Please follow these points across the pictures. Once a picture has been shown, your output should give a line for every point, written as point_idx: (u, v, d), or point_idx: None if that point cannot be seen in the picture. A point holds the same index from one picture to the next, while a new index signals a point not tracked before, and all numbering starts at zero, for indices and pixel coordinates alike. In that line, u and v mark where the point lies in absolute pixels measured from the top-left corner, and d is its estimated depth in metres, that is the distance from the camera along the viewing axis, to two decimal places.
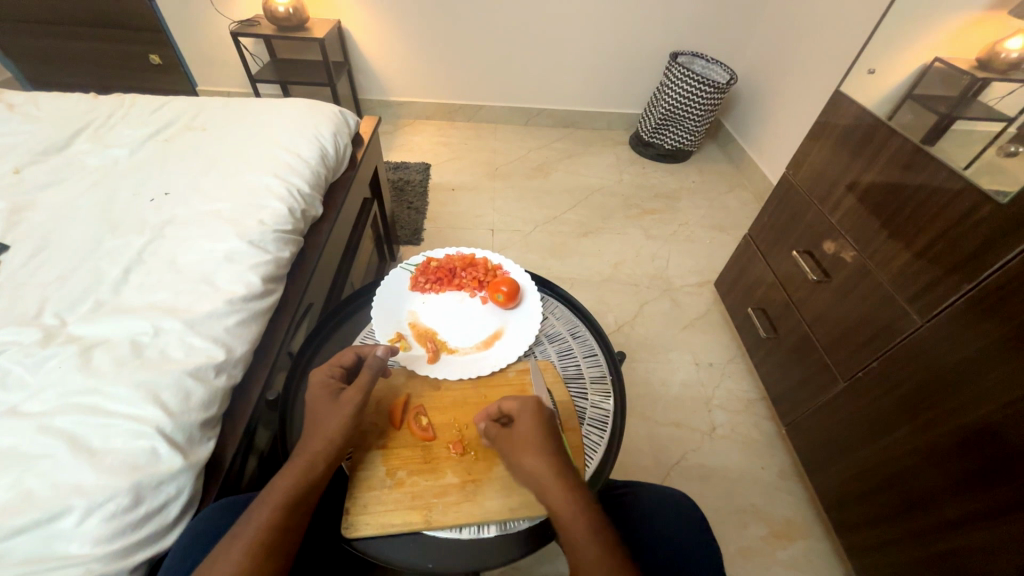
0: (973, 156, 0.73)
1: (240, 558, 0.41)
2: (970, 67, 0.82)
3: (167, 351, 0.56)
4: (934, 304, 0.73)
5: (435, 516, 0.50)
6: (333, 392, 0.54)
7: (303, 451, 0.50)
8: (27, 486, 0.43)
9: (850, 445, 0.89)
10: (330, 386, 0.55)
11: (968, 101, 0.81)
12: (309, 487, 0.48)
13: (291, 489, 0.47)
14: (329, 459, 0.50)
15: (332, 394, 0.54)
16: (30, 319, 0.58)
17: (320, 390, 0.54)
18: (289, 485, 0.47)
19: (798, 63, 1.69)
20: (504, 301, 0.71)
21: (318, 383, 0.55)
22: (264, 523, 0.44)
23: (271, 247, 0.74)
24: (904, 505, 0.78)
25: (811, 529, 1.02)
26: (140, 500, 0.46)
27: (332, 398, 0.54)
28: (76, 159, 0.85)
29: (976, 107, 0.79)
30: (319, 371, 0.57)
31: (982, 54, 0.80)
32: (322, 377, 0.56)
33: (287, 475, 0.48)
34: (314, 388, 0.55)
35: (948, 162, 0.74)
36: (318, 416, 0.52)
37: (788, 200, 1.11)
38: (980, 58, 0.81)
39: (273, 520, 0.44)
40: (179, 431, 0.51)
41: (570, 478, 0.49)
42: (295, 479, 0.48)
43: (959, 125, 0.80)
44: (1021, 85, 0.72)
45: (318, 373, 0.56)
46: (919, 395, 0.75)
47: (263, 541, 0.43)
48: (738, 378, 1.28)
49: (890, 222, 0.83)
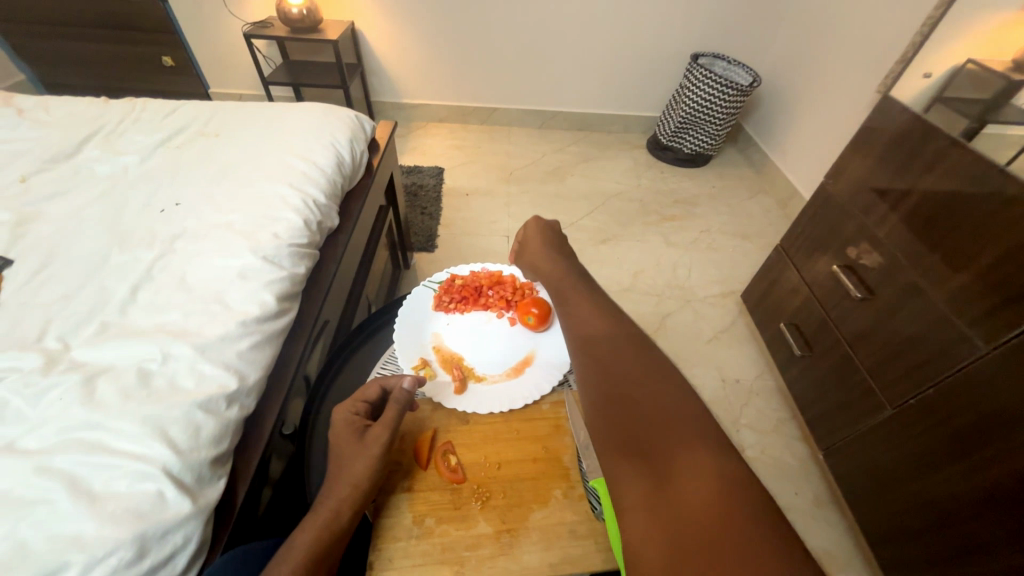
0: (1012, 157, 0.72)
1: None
2: (1004, 68, 0.85)
3: (175, 380, 0.52)
4: (1002, 330, 0.67)
5: (468, 572, 0.43)
6: (357, 431, 0.50)
7: (326, 496, 0.46)
8: (22, 538, 0.39)
9: (898, 477, 0.83)
10: (354, 425, 0.51)
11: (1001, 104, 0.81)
12: (331, 542, 0.43)
13: (312, 544, 0.42)
14: (354, 507, 0.46)
15: (356, 433, 0.50)
16: (31, 342, 0.54)
17: (345, 430, 0.50)
18: (310, 537, 0.43)
19: (825, 64, 1.62)
20: (536, 324, 0.66)
21: (341, 423, 0.51)
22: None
23: (285, 263, 0.69)
24: (966, 547, 0.71)
25: (850, 563, 0.96)
26: (144, 553, 0.41)
27: (357, 438, 0.49)
28: (85, 166, 0.82)
29: None
30: (342, 408, 0.52)
31: (1017, 54, 0.84)
32: (345, 415, 0.51)
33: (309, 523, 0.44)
34: (339, 427, 0.50)
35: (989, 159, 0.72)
36: (343, 458, 0.48)
37: (827, 211, 1.04)
38: (1015, 58, 0.84)
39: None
40: (187, 471, 0.46)
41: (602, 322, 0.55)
42: (318, 531, 0.43)
43: (990, 130, 0.79)
44: None
45: (341, 410, 0.52)
46: (985, 429, 0.68)
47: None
48: (767, 396, 1.23)
49: (948, 237, 0.77)
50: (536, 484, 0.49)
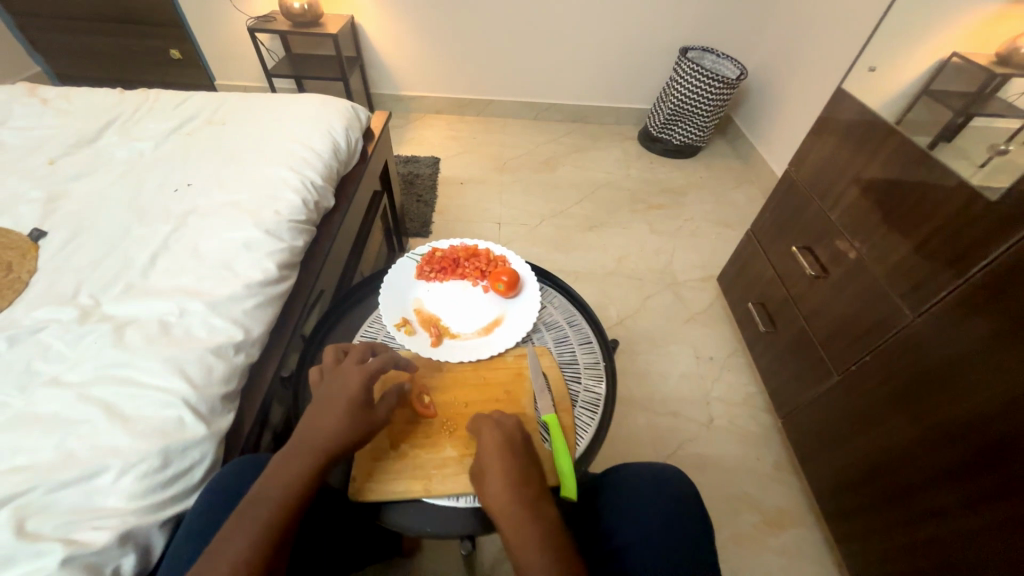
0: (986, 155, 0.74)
1: (246, 545, 0.44)
2: (988, 63, 0.81)
3: (191, 330, 0.61)
4: (926, 299, 0.75)
5: (434, 486, 0.55)
6: (366, 400, 0.56)
7: (313, 438, 0.52)
8: (70, 447, 0.48)
9: (843, 437, 0.91)
10: (365, 394, 0.56)
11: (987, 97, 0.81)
12: (314, 475, 0.50)
13: (300, 476, 0.49)
14: (335, 450, 0.52)
15: (365, 403, 0.56)
16: (68, 299, 0.63)
17: (359, 398, 0.55)
18: (298, 472, 0.50)
19: (808, 58, 1.68)
20: (505, 290, 0.76)
21: (356, 391, 0.55)
22: (271, 510, 0.46)
23: (286, 236, 0.78)
24: (894, 494, 0.80)
25: (804, 519, 1.04)
26: (169, 463, 0.50)
27: (365, 409, 0.55)
28: (105, 151, 0.91)
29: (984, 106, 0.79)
30: (361, 376, 0.57)
31: (1000, 50, 0.79)
32: (363, 385, 0.56)
33: (297, 459, 0.51)
34: (354, 395, 0.55)
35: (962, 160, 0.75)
36: (345, 419, 0.54)
37: (790, 196, 1.11)
38: (998, 54, 0.79)
39: (282, 506, 0.47)
40: (202, 402, 0.55)
41: (518, 483, 0.51)
42: (306, 465, 0.50)
43: (976, 122, 0.80)
44: None
45: (359, 379, 0.56)
46: (911, 387, 0.76)
47: (273, 526, 0.46)
48: (738, 371, 1.30)
49: (889, 217, 0.84)
50: None
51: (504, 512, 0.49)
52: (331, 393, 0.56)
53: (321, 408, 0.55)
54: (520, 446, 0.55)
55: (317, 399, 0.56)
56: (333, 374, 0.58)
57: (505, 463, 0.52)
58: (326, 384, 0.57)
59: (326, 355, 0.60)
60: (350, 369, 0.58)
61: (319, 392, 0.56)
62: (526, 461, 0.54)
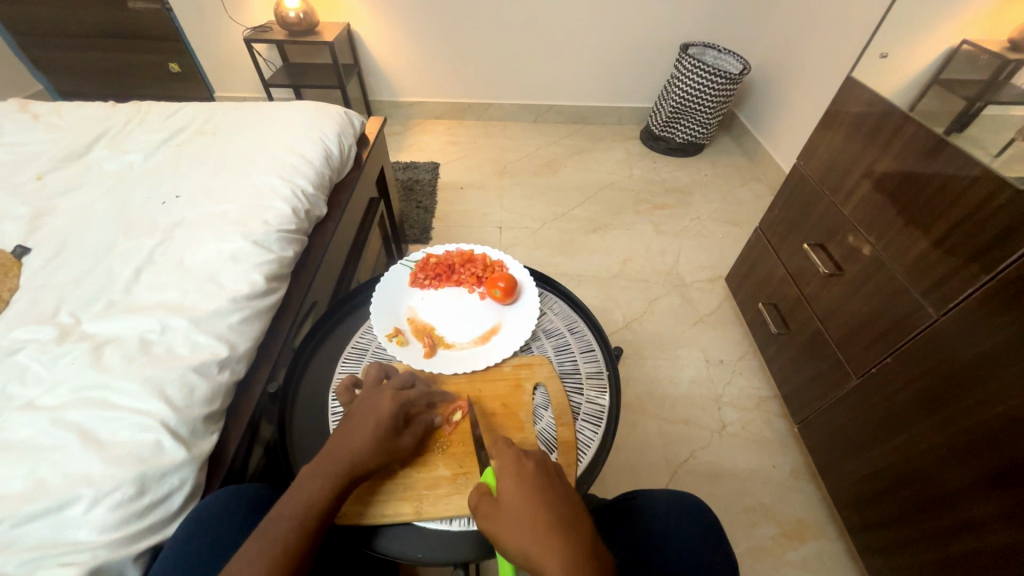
0: (1004, 145, 0.70)
1: (255, 565, 0.43)
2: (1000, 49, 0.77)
3: (172, 348, 0.58)
4: (950, 297, 0.71)
5: (426, 507, 0.55)
6: (395, 426, 0.55)
7: (336, 458, 0.52)
8: (40, 475, 0.45)
9: (864, 443, 0.86)
10: (395, 421, 0.55)
11: (998, 85, 0.77)
12: (328, 499, 0.50)
13: (313, 497, 0.49)
14: (352, 472, 0.52)
15: (392, 429, 0.55)
16: (48, 317, 0.60)
17: (385, 423, 0.54)
18: (311, 493, 0.49)
19: (812, 50, 1.64)
20: (502, 296, 0.76)
21: (383, 415, 0.55)
22: (291, 524, 0.47)
23: (275, 246, 0.75)
24: (923, 504, 0.75)
25: (824, 529, 0.99)
26: (145, 491, 0.48)
27: (392, 434, 0.55)
28: (95, 164, 0.89)
29: (1006, 91, 0.74)
30: (390, 401, 0.56)
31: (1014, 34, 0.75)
32: (392, 411, 0.55)
33: (317, 480, 0.50)
34: (381, 419, 0.54)
35: (975, 152, 0.70)
36: (370, 440, 0.53)
37: (800, 190, 1.07)
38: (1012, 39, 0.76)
39: (300, 524, 0.47)
40: (182, 424, 0.53)
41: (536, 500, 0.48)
42: (321, 487, 0.50)
43: (992, 110, 0.75)
44: None
45: (389, 405, 0.56)
46: (938, 390, 0.71)
47: (284, 547, 0.45)
48: (749, 375, 1.26)
49: (906, 210, 0.80)
50: (490, 436, 0.61)
51: (519, 526, 0.47)
52: (360, 413, 0.55)
53: (349, 427, 0.54)
54: (539, 467, 0.52)
55: (348, 418, 0.56)
56: (366, 394, 0.58)
57: (529, 495, 0.49)
58: (359, 402, 0.57)
59: (369, 374, 0.62)
60: (383, 393, 0.58)
61: (351, 410, 0.57)
62: (556, 486, 0.50)
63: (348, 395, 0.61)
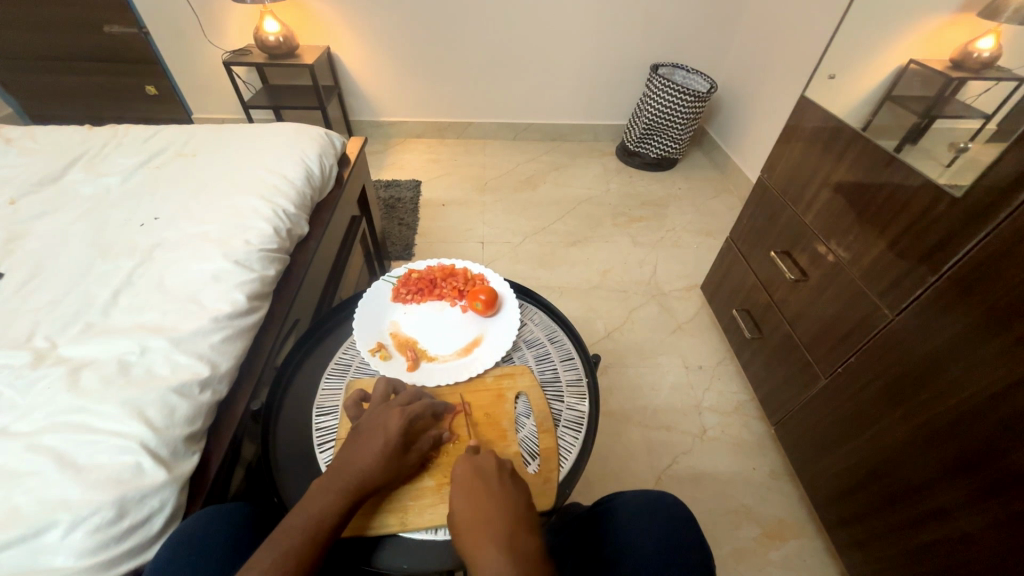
0: (949, 155, 0.74)
1: None
2: (943, 68, 0.82)
3: (152, 368, 0.58)
4: (903, 297, 0.76)
5: (412, 518, 0.56)
6: (402, 443, 0.57)
7: (347, 472, 0.53)
8: (14, 502, 0.45)
9: (835, 441, 0.90)
10: (402, 438, 0.57)
11: (945, 101, 0.81)
12: (337, 513, 0.50)
13: (324, 513, 0.50)
14: (361, 489, 0.53)
15: (400, 445, 0.56)
16: (21, 343, 0.59)
17: (394, 440, 0.56)
18: (322, 509, 0.50)
19: (773, 68, 1.73)
20: (483, 309, 0.78)
21: (391, 432, 0.56)
22: (301, 537, 0.47)
23: (256, 266, 0.76)
24: (892, 496, 0.78)
25: (804, 528, 1.02)
26: (125, 514, 0.47)
27: (399, 452, 0.56)
28: (70, 187, 0.88)
29: (952, 106, 0.80)
30: (398, 419, 0.57)
31: (954, 55, 0.80)
32: (399, 429, 0.56)
33: (327, 494, 0.51)
34: (389, 436, 0.56)
35: (921, 169, 0.75)
36: (379, 457, 0.54)
37: (766, 201, 1.13)
38: (953, 59, 0.80)
39: (309, 536, 0.48)
40: (162, 445, 0.52)
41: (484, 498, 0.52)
42: (332, 503, 0.50)
43: (939, 124, 0.80)
44: (995, 83, 0.71)
45: (397, 421, 0.57)
46: (900, 384, 0.75)
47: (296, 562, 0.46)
48: (727, 380, 1.29)
49: (861, 217, 0.85)
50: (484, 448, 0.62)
51: (465, 514, 0.51)
52: (368, 431, 0.57)
53: (359, 443, 0.56)
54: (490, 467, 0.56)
55: (357, 434, 0.57)
56: (374, 411, 0.59)
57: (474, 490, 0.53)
58: (366, 419, 0.58)
59: (377, 389, 0.63)
60: (390, 409, 0.59)
61: (359, 427, 0.58)
62: (500, 485, 0.54)
63: (356, 409, 0.61)
